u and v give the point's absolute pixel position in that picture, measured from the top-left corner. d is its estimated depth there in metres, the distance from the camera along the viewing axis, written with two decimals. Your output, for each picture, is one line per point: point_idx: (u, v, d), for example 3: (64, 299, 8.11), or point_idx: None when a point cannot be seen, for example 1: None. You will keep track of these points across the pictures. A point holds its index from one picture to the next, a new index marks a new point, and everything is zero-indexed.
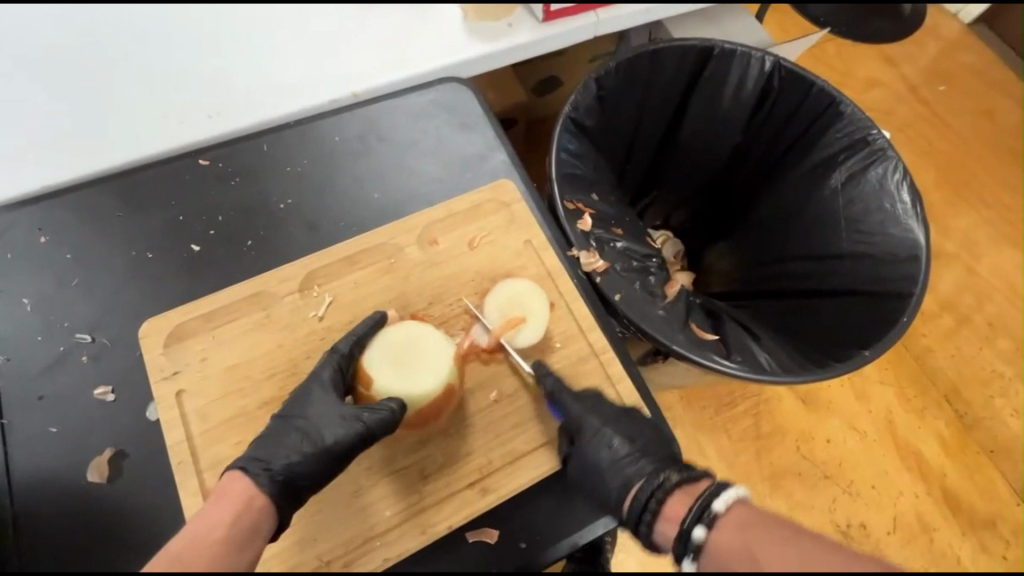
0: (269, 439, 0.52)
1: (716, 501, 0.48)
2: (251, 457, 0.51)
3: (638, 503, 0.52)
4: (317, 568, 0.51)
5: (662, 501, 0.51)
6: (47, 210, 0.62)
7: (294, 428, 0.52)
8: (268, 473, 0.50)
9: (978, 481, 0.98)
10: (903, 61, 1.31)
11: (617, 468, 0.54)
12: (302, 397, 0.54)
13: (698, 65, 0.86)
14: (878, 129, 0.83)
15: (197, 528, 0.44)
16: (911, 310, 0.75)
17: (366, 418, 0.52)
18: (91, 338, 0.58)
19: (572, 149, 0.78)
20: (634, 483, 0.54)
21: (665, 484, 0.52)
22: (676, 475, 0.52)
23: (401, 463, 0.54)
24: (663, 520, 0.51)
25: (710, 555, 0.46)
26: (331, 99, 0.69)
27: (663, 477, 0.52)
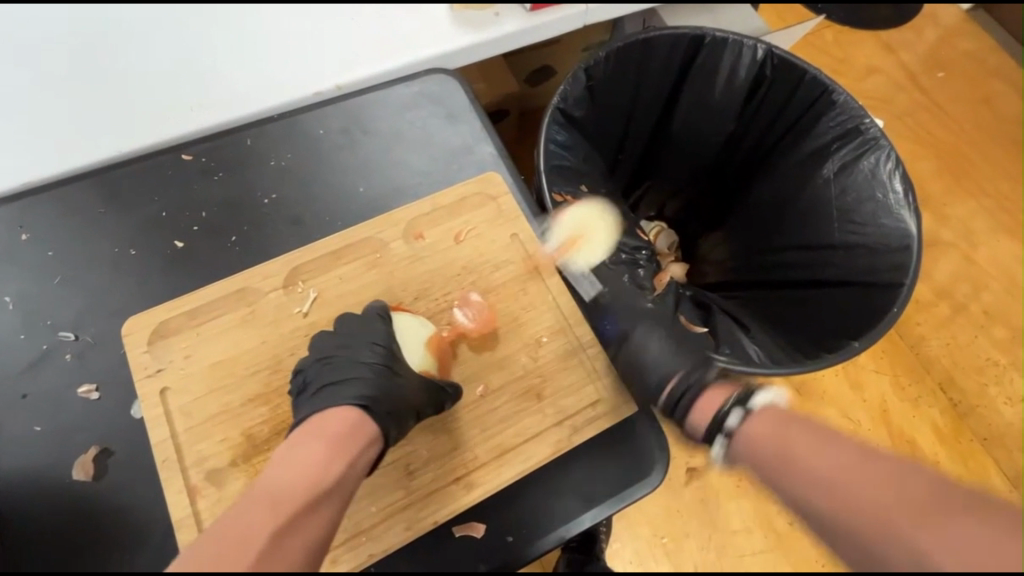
0: (343, 386, 0.52)
1: (754, 398, 0.56)
2: (348, 397, 0.51)
3: (677, 393, 0.59)
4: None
5: (699, 390, 0.59)
6: (29, 207, 0.62)
7: (367, 377, 0.53)
8: (373, 408, 0.51)
9: (971, 468, 0.98)
10: (901, 47, 1.30)
11: (660, 366, 0.60)
12: (359, 351, 0.54)
13: (689, 54, 0.85)
14: (871, 118, 0.82)
15: (302, 467, 0.46)
16: (902, 301, 0.74)
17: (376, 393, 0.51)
18: (75, 336, 0.57)
19: (560, 140, 0.77)
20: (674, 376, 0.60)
21: (703, 378, 0.60)
22: (713, 373, 0.60)
23: (387, 459, 0.54)
24: (698, 407, 0.59)
25: (745, 440, 0.54)
26: (316, 92, 0.66)
27: (702, 374, 0.60)
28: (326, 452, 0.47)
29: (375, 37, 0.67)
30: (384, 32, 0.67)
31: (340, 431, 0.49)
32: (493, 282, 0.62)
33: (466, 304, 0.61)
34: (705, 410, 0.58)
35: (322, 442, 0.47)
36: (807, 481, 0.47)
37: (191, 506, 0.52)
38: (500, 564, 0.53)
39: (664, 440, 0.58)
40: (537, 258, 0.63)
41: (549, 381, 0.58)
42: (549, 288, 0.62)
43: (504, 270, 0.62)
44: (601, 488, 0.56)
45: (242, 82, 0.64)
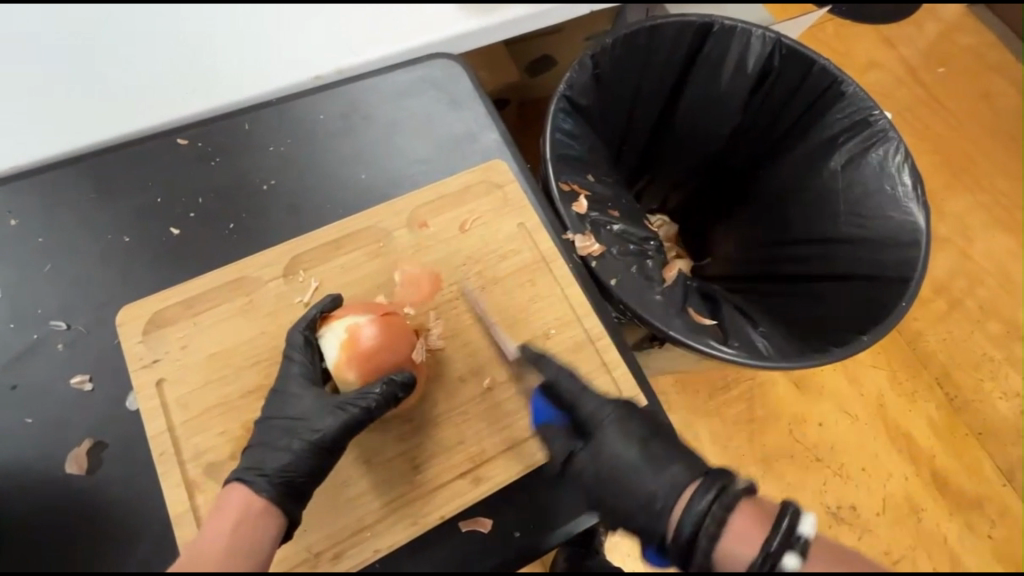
0: (256, 446, 0.50)
1: (802, 525, 0.42)
2: (244, 467, 0.49)
3: (693, 511, 0.45)
4: (305, 561, 0.49)
5: (727, 509, 0.44)
6: (16, 191, 0.59)
7: (274, 434, 0.50)
8: (265, 478, 0.48)
9: (966, 462, 0.98)
10: (901, 42, 1.29)
11: (662, 477, 0.48)
12: (276, 398, 0.52)
13: (697, 42, 0.84)
14: (879, 110, 0.81)
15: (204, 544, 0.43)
16: (910, 294, 0.74)
17: (355, 404, 0.50)
18: (67, 326, 0.55)
19: (566, 129, 0.76)
20: (681, 490, 0.47)
21: (729, 488, 0.45)
22: (744, 480, 0.46)
23: (389, 454, 0.53)
24: (724, 537, 0.44)
25: None
26: (316, 75, 0.64)
27: (723, 487, 0.45)
28: (226, 517, 0.45)
29: (376, 18, 0.65)
30: (381, 14, 0.66)
31: (234, 499, 0.47)
32: (499, 272, 0.60)
33: (471, 295, 0.59)
34: (739, 541, 0.43)
35: (214, 518, 0.46)
36: None
37: (189, 501, 0.50)
38: (509, 561, 0.51)
39: None
40: (544, 248, 0.61)
41: None
42: (556, 279, 0.60)
43: (510, 260, 0.61)
44: None
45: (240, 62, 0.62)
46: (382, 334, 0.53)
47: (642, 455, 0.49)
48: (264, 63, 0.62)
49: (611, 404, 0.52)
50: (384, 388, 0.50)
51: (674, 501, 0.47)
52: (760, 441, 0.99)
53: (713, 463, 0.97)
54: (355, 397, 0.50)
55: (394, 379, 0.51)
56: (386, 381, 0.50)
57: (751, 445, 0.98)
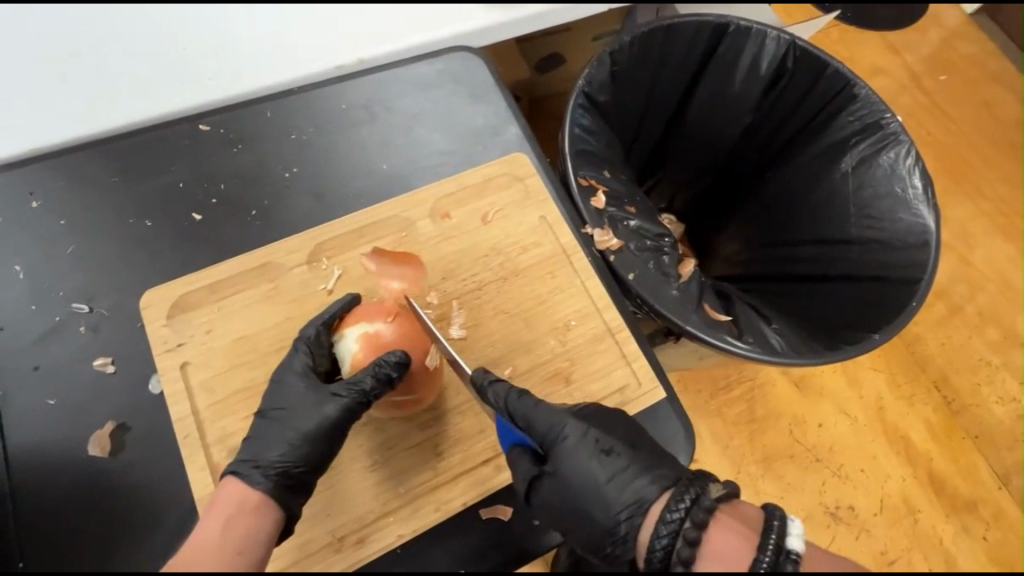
0: (254, 438, 0.50)
1: (790, 539, 0.41)
2: (241, 459, 0.48)
3: (667, 529, 0.44)
4: (329, 544, 0.50)
5: (704, 523, 0.43)
6: (37, 173, 0.59)
7: (271, 425, 0.50)
8: (260, 470, 0.47)
9: (962, 464, 0.99)
10: (905, 49, 1.30)
11: (626, 488, 0.47)
12: (273, 390, 0.51)
13: (711, 42, 0.85)
14: (891, 113, 0.82)
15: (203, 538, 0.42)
16: (920, 295, 0.75)
17: (346, 395, 0.49)
18: (89, 308, 0.55)
19: (584, 124, 0.76)
20: (649, 504, 0.46)
21: (703, 500, 0.44)
22: (715, 490, 0.45)
23: (412, 440, 0.53)
24: (705, 557, 0.42)
25: None
26: (337, 65, 0.65)
27: (697, 495, 0.44)
28: (221, 512, 0.44)
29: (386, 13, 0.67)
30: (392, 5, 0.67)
31: (229, 493, 0.46)
32: (520, 264, 0.61)
33: (493, 287, 0.60)
34: (718, 560, 0.41)
35: (208, 512, 0.45)
36: None
37: (214, 484, 0.51)
38: (530, 547, 0.51)
39: (688, 424, 0.57)
40: (565, 241, 0.62)
41: (577, 365, 0.58)
42: (577, 271, 0.61)
43: (531, 253, 0.62)
44: None
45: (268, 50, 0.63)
46: (399, 334, 0.52)
47: (603, 465, 0.49)
48: (279, 57, 0.64)
49: (571, 418, 0.50)
50: (376, 376, 0.48)
51: (642, 516, 0.46)
52: (762, 440, 0.99)
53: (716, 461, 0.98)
54: (346, 384, 0.49)
55: (383, 364, 0.48)
56: (376, 365, 0.48)
57: (752, 444, 0.99)
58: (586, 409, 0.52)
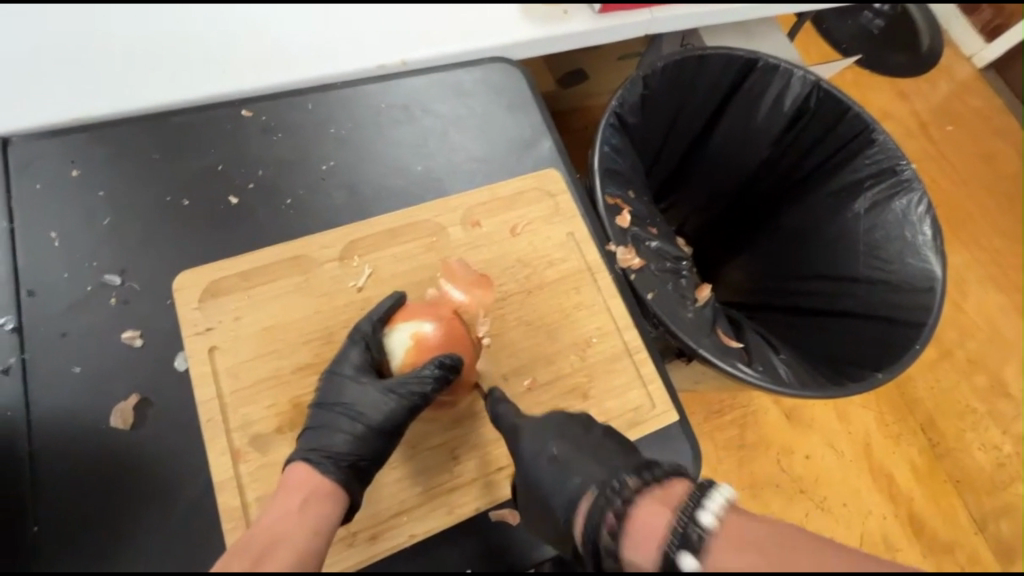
0: (315, 429, 0.51)
1: (704, 511, 0.43)
2: (308, 448, 0.50)
3: (593, 518, 0.46)
4: (343, 538, 0.51)
5: (626, 512, 0.45)
6: (82, 141, 0.60)
7: (336, 417, 0.51)
8: (331, 460, 0.49)
9: (942, 507, 1.02)
10: (916, 96, 1.34)
11: (566, 488, 0.49)
12: (333, 384, 0.53)
13: (740, 76, 0.87)
14: (906, 161, 0.85)
15: (278, 517, 0.44)
16: (924, 339, 0.77)
17: (405, 393, 0.52)
18: (121, 281, 0.56)
19: (614, 144, 0.78)
20: (582, 498, 0.48)
21: (624, 490, 0.46)
22: (634, 479, 0.46)
23: (432, 442, 0.55)
24: (630, 542, 0.44)
25: None
26: (380, 64, 0.66)
27: (620, 483, 0.46)
28: (296, 494, 0.47)
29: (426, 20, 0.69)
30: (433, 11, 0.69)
31: (298, 475, 0.48)
32: (545, 279, 0.63)
33: (517, 297, 0.61)
34: (643, 542, 0.44)
35: (281, 492, 0.47)
36: None
37: (233, 470, 0.51)
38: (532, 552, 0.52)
39: (697, 446, 0.59)
40: (590, 257, 0.64)
41: (594, 382, 0.59)
42: (599, 289, 0.63)
43: (555, 267, 0.63)
44: None
45: (297, 44, 0.64)
46: (452, 337, 0.55)
47: (549, 466, 0.50)
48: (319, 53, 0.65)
49: (528, 428, 0.52)
50: (440, 376, 0.52)
51: (576, 512, 0.48)
52: (750, 467, 1.00)
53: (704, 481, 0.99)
54: (408, 385, 0.52)
55: (444, 363, 0.52)
56: (436, 365, 0.52)
57: (739, 470, 1.00)
58: (552, 419, 0.53)
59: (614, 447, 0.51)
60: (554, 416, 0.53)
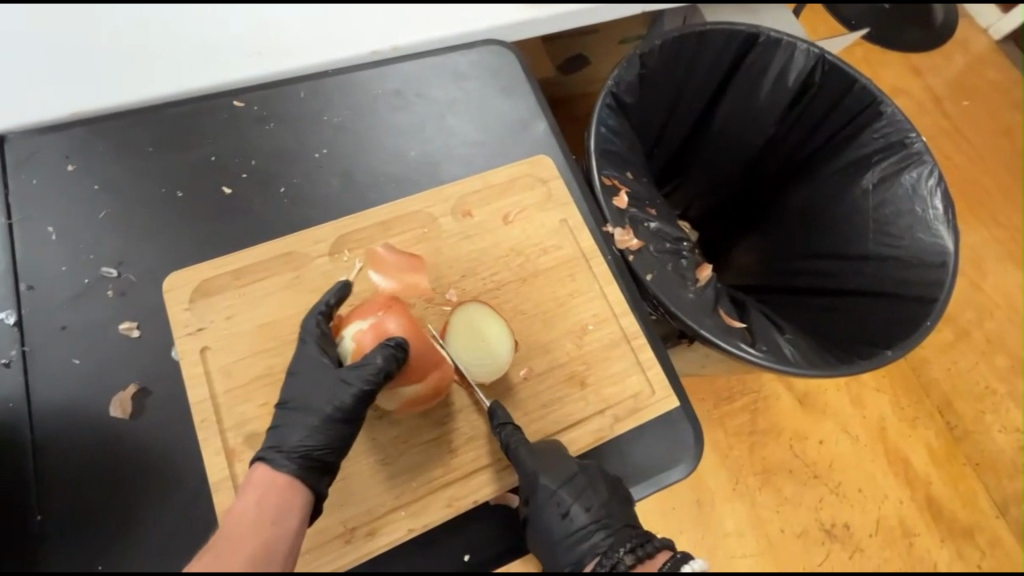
0: (277, 427, 0.51)
1: None
2: (268, 445, 0.50)
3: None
4: (341, 535, 0.50)
5: None
6: (77, 136, 0.60)
7: (295, 412, 0.51)
8: (284, 454, 0.49)
9: (960, 490, 0.99)
10: (929, 71, 1.30)
11: (574, 548, 0.51)
12: (289, 383, 0.52)
13: (741, 52, 0.85)
14: (916, 133, 0.82)
15: (237, 513, 0.45)
16: (935, 315, 0.75)
17: (354, 381, 0.50)
18: (118, 273, 0.56)
19: (610, 125, 0.76)
20: (587, 561, 0.51)
21: (619, 565, 0.49)
22: (629, 555, 0.49)
23: (426, 436, 0.54)
24: None
25: None
26: (372, 51, 0.66)
27: (617, 558, 0.49)
28: (254, 490, 0.47)
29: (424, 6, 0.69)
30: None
31: (258, 477, 0.48)
32: (540, 267, 0.62)
33: (512, 286, 0.61)
34: None
35: (241, 494, 0.47)
36: None
37: (229, 469, 0.51)
38: None
39: (699, 429, 0.58)
40: (585, 243, 0.63)
41: (592, 370, 0.58)
42: (595, 275, 0.62)
43: (550, 255, 0.62)
44: (631, 470, 0.57)
45: (291, 33, 0.64)
46: (406, 319, 0.52)
47: (560, 524, 0.51)
48: (312, 43, 0.65)
49: (542, 480, 0.51)
50: (383, 358, 0.49)
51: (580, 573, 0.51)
52: (761, 453, 0.99)
53: (714, 468, 0.97)
54: (357, 370, 0.49)
55: (388, 344, 0.49)
56: (380, 352, 0.49)
57: (750, 456, 0.99)
58: (563, 462, 0.52)
59: (622, 506, 0.52)
60: (566, 463, 0.52)
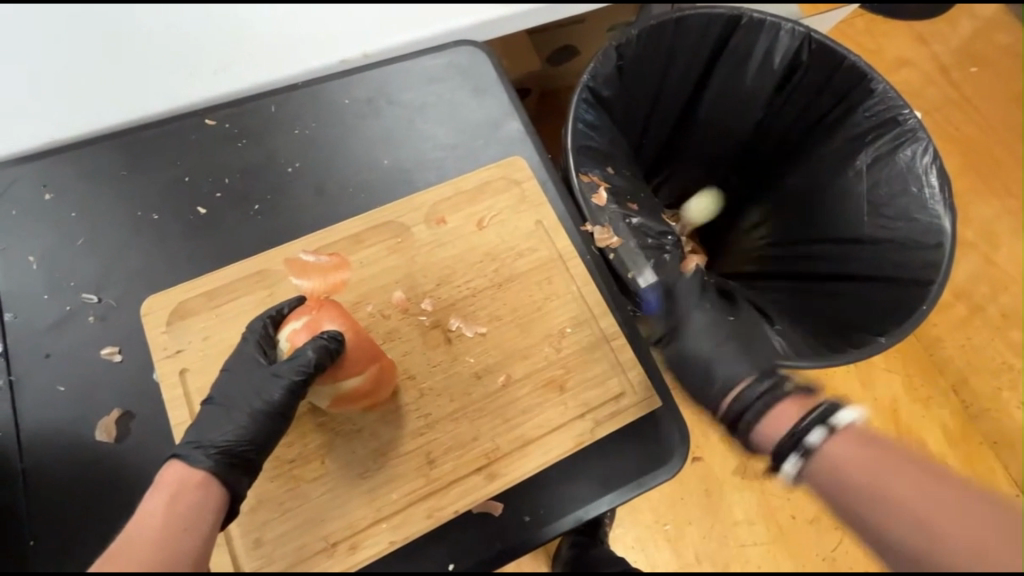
0: (202, 423, 0.51)
1: (833, 417, 0.54)
2: (187, 441, 0.50)
3: (746, 399, 0.58)
4: (323, 550, 0.51)
5: (767, 411, 0.57)
6: (52, 164, 0.61)
7: (222, 409, 0.51)
8: (201, 450, 0.48)
9: (978, 469, 0.97)
10: (934, 39, 1.25)
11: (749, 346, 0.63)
12: (223, 382, 0.52)
13: (723, 35, 0.82)
14: (910, 109, 0.79)
15: (143, 521, 0.43)
16: (932, 299, 0.72)
17: (285, 375, 0.51)
18: (98, 299, 0.57)
19: (588, 120, 0.75)
20: (735, 382, 0.60)
21: (781, 387, 0.57)
22: (791, 386, 0.58)
23: (403, 448, 0.54)
24: (765, 419, 0.57)
25: (822, 459, 0.53)
26: (341, 59, 0.66)
27: (780, 384, 0.58)
28: (164, 492, 0.45)
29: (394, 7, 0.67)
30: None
31: (171, 476, 0.47)
32: (517, 270, 0.61)
33: (488, 292, 0.60)
34: (778, 422, 0.56)
35: (151, 494, 0.45)
36: (911, 528, 0.46)
37: None
38: (518, 543, 0.52)
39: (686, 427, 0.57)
40: (562, 245, 0.63)
41: (571, 373, 0.58)
42: (573, 277, 0.62)
43: (527, 258, 0.62)
44: (621, 471, 0.55)
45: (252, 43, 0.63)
46: (341, 316, 0.54)
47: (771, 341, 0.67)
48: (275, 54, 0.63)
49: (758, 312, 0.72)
50: (315, 350, 0.50)
51: (731, 388, 0.60)
52: None
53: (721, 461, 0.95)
54: (288, 363, 0.51)
55: (321, 336, 0.51)
56: (315, 343, 0.51)
57: None
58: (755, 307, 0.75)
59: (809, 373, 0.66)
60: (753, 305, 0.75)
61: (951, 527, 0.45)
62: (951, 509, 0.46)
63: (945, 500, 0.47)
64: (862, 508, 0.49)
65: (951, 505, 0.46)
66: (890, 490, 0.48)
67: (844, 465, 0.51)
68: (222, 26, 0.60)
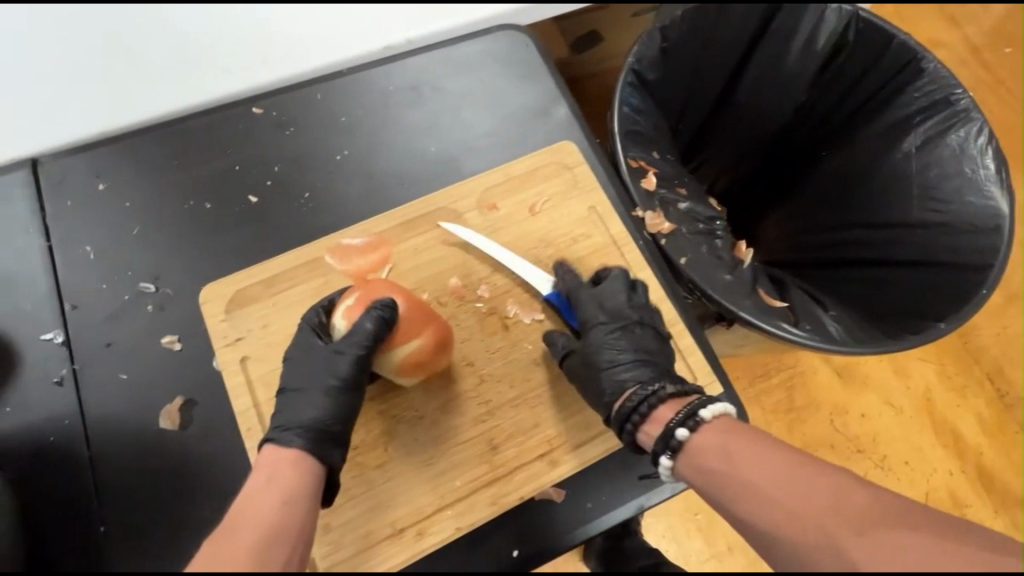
0: (284, 411, 0.51)
1: (704, 410, 0.50)
2: (275, 428, 0.50)
3: (634, 401, 0.52)
4: (391, 536, 0.51)
5: (648, 411, 0.51)
6: (104, 154, 0.61)
7: (298, 393, 0.51)
8: (293, 431, 0.48)
9: (1017, 459, 0.95)
10: (966, 20, 1.22)
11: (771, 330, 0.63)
12: (291, 371, 0.52)
13: (768, 15, 0.82)
14: (962, 89, 0.77)
15: (248, 498, 0.42)
16: (991, 282, 0.71)
17: (349, 348, 0.51)
18: (156, 288, 0.57)
19: (633, 104, 0.74)
20: (626, 388, 0.53)
21: (659, 392, 0.52)
22: (671, 387, 0.52)
23: (465, 435, 0.54)
24: (649, 422, 0.52)
25: (692, 456, 0.49)
26: (386, 44, 0.67)
27: (658, 386, 0.52)
28: (264, 473, 0.45)
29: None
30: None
31: (269, 458, 0.47)
32: (572, 256, 0.61)
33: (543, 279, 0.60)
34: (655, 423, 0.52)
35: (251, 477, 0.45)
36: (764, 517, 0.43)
37: None
38: (582, 529, 0.52)
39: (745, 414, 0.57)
40: (616, 230, 0.62)
41: None
42: (629, 263, 0.61)
43: (581, 245, 0.61)
44: None
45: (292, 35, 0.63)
46: (389, 286, 0.54)
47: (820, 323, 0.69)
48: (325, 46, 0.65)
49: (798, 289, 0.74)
50: (372, 320, 0.50)
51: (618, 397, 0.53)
52: (801, 429, 0.96)
53: None
54: (348, 338, 0.51)
55: (375, 307, 0.51)
56: (372, 314, 0.50)
57: (791, 432, 0.96)
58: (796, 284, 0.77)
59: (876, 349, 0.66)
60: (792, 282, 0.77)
61: (826, 520, 0.39)
62: (841, 499, 0.41)
63: (816, 489, 0.42)
64: (742, 505, 0.45)
65: (817, 492, 0.41)
66: (746, 477, 0.45)
67: (710, 459, 0.48)
68: (221, 26, 0.61)
